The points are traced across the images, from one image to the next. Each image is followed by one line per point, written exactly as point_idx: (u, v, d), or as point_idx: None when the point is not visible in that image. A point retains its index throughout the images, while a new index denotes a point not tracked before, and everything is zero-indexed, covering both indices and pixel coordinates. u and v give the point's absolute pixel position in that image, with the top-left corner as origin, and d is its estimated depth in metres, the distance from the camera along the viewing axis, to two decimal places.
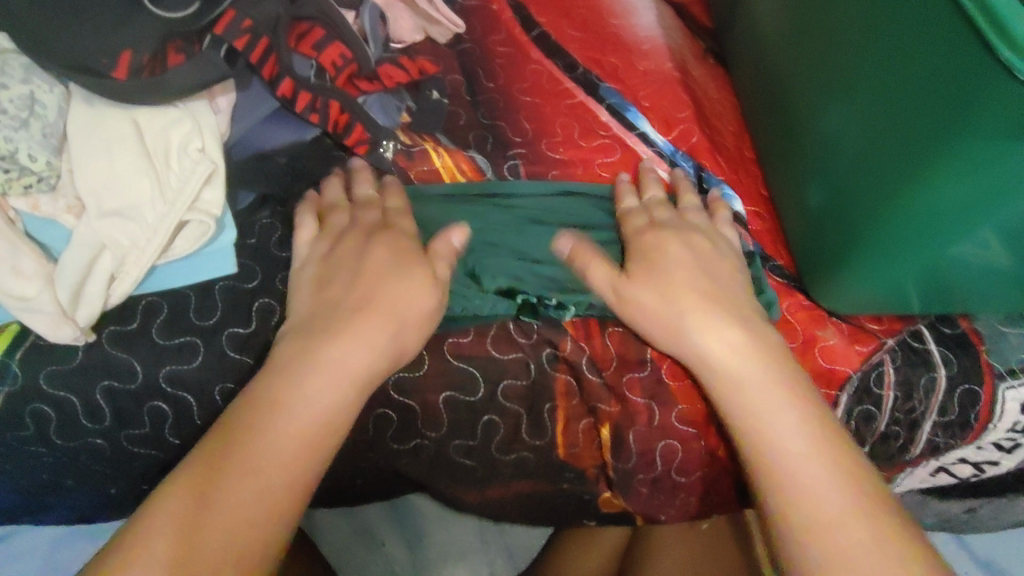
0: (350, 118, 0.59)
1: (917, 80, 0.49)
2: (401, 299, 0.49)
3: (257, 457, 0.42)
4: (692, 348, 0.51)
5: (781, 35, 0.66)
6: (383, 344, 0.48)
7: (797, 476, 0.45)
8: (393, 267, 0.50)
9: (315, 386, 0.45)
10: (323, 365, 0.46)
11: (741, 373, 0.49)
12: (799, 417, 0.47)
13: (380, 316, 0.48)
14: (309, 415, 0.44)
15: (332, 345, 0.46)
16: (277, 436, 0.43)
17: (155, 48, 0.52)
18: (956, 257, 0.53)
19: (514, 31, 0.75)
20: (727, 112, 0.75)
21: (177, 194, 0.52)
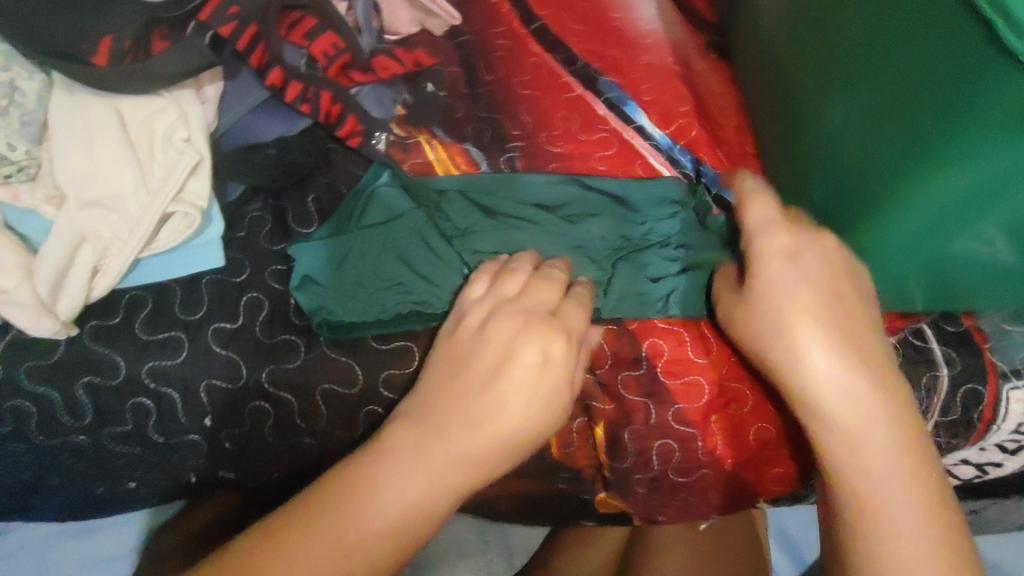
0: (343, 109, 0.58)
1: (920, 71, 0.49)
2: (534, 400, 0.46)
3: (306, 554, 0.41)
4: (832, 398, 0.47)
5: (782, 28, 0.65)
6: (489, 449, 0.44)
7: (880, 514, 0.45)
8: (510, 377, 0.46)
9: (395, 489, 0.43)
10: (424, 470, 0.43)
11: (843, 392, 0.47)
12: (895, 449, 0.46)
13: (477, 419, 0.45)
14: (386, 511, 0.42)
15: (426, 449, 0.44)
16: (344, 529, 0.41)
17: (137, 35, 0.50)
18: (960, 254, 0.52)
19: (512, 24, 0.74)
20: (728, 106, 0.74)
21: (160, 184, 0.50)
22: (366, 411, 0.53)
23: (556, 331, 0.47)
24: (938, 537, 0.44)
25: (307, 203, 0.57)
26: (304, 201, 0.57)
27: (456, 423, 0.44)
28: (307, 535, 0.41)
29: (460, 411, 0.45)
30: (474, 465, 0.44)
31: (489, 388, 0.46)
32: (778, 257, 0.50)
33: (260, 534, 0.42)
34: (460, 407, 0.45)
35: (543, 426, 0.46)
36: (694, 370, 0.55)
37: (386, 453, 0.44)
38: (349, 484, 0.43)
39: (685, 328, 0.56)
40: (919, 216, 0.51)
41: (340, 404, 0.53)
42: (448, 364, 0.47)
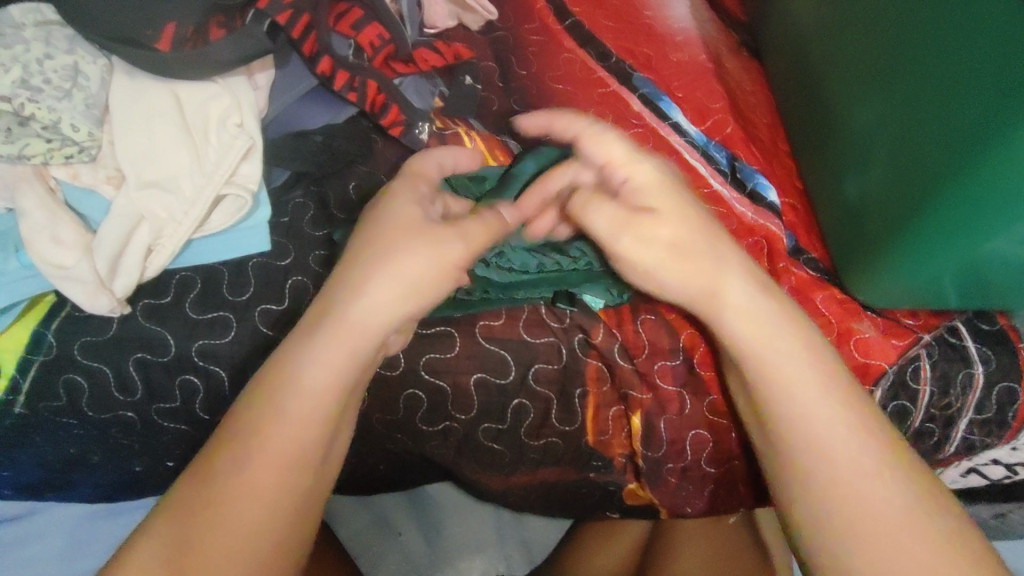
0: (387, 98, 0.59)
1: (969, 63, 0.48)
2: (401, 286, 0.43)
3: (246, 475, 0.40)
4: (764, 352, 0.45)
5: (819, 26, 0.65)
6: (340, 360, 0.41)
7: (843, 489, 0.42)
8: (423, 278, 0.44)
9: (290, 400, 0.40)
10: (292, 386, 0.41)
11: (771, 358, 0.45)
12: (855, 420, 0.44)
13: (363, 322, 0.42)
14: (276, 430, 0.40)
15: (308, 353, 0.41)
16: (264, 447, 0.40)
17: (198, 22, 0.51)
18: (997, 255, 0.52)
19: (547, 20, 0.75)
20: (761, 105, 0.75)
21: (215, 168, 0.52)
22: (409, 393, 0.54)
23: (441, 231, 0.45)
24: (918, 515, 0.41)
25: (351, 191, 0.58)
26: (343, 187, 0.58)
27: (316, 325, 0.42)
28: (232, 473, 0.40)
29: (368, 313, 0.42)
30: (331, 381, 0.41)
31: (352, 319, 0.42)
32: (652, 191, 0.47)
33: (186, 498, 0.40)
34: (318, 332, 0.42)
35: (413, 304, 0.44)
36: None
37: (268, 374, 0.42)
38: (261, 413, 0.40)
39: None
40: (955, 215, 0.51)
41: (382, 385, 0.54)
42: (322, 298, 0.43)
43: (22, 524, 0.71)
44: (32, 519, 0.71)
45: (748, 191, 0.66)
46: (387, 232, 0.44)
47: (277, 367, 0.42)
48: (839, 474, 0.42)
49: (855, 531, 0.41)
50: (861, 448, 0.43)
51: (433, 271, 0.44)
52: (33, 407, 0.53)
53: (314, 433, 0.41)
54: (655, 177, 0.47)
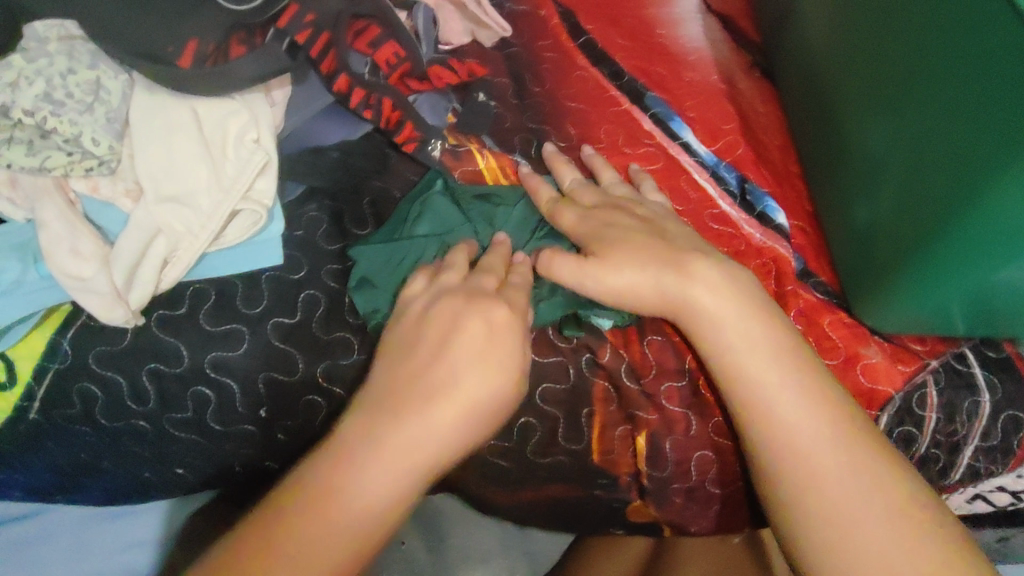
0: (403, 116, 0.59)
1: (980, 91, 0.48)
2: (493, 355, 0.47)
3: (354, 505, 0.43)
4: (741, 370, 0.50)
5: (831, 49, 0.66)
6: (452, 422, 0.45)
7: (816, 495, 0.47)
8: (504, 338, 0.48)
9: (402, 446, 0.44)
10: (409, 435, 0.44)
11: (741, 354, 0.50)
12: (817, 418, 0.48)
13: (467, 385, 0.46)
14: (383, 470, 0.44)
15: (429, 405, 0.45)
16: (370, 480, 0.43)
17: (219, 39, 0.54)
18: (1006, 285, 0.52)
19: (561, 37, 0.76)
20: (772, 125, 0.75)
21: (232, 182, 0.53)
22: None
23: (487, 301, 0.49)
24: (891, 526, 0.46)
25: (363, 206, 0.59)
26: (359, 203, 0.59)
27: (425, 386, 0.46)
28: (331, 506, 0.42)
29: (474, 378, 0.46)
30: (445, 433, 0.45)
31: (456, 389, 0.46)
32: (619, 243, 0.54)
33: (291, 514, 0.42)
34: (420, 385, 0.46)
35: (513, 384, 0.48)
36: None
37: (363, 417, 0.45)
38: (377, 446, 0.44)
39: None
40: (958, 241, 0.51)
41: None
42: (409, 355, 0.47)
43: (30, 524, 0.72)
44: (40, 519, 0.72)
45: (757, 213, 0.66)
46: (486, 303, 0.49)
47: (387, 418, 0.45)
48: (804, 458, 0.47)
49: (832, 538, 0.46)
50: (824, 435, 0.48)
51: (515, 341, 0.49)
52: (48, 414, 0.54)
53: (415, 475, 0.44)
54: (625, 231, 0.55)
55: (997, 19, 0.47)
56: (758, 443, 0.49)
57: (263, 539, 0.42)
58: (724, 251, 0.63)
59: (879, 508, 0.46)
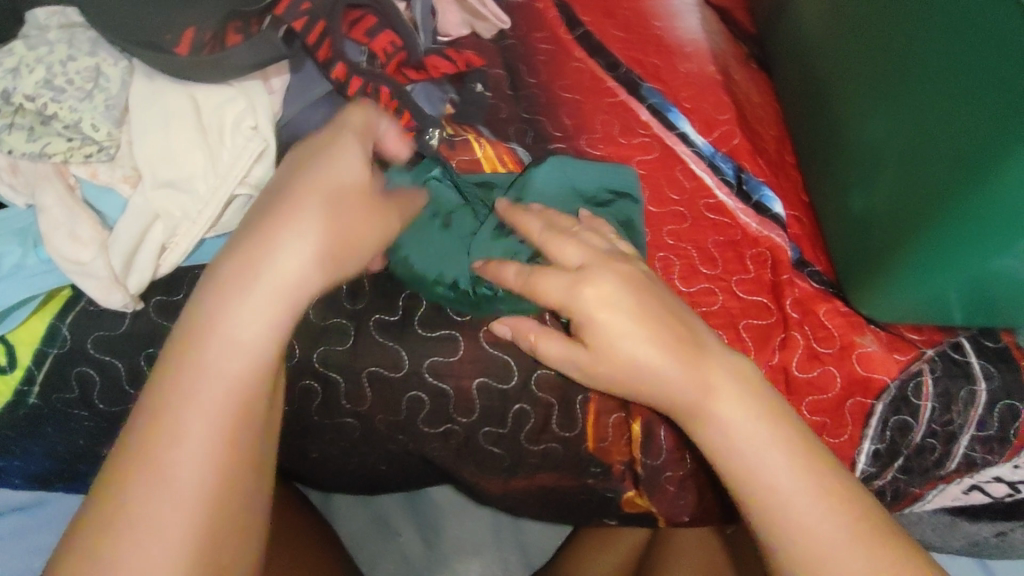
0: (400, 104, 0.59)
1: (976, 78, 0.48)
2: (330, 231, 0.45)
3: (195, 408, 0.42)
4: (711, 406, 0.47)
5: (827, 39, 0.66)
6: (288, 297, 0.44)
7: (776, 502, 0.46)
8: (267, 233, 0.45)
9: (234, 339, 0.43)
10: (230, 325, 0.43)
11: (721, 399, 0.48)
12: (761, 428, 0.47)
13: (250, 269, 0.44)
14: (223, 365, 0.42)
15: (236, 296, 0.43)
16: (214, 376, 0.42)
17: (216, 28, 0.54)
18: (1002, 271, 0.52)
19: (557, 29, 0.76)
20: (768, 116, 0.75)
21: (229, 168, 0.53)
22: (410, 395, 0.55)
23: (343, 173, 0.47)
24: (825, 507, 0.45)
25: None
26: None
27: (250, 265, 0.44)
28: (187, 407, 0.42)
29: (288, 249, 0.44)
30: (257, 323, 0.43)
31: (277, 265, 0.44)
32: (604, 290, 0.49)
33: (136, 436, 0.41)
34: (247, 242, 0.45)
35: (337, 256, 0.46)
36: None
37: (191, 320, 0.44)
38: (208, 350, 0.43)
39: (725, 331, 0.58)
40: (952, 230, 0.51)
41: (387, 387, 0.55)
42: (249, 240, 0.45)
43: (31, 514, 0.72)
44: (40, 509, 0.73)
45: (753, 204, 0.66)
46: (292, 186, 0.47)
47: (216, 314, 0.43)
48: (755, 467, 0.46)
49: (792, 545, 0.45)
50: (767, 437, 0.47)
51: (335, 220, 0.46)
52: (47, 398, 0.55)
53: (272, 344, 0.44)
54: (604, 278, 0.50)
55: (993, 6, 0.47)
56: (728, 465, 0.47)
57: (162, 398, 0.42)
58: (720, 240, 0.64)
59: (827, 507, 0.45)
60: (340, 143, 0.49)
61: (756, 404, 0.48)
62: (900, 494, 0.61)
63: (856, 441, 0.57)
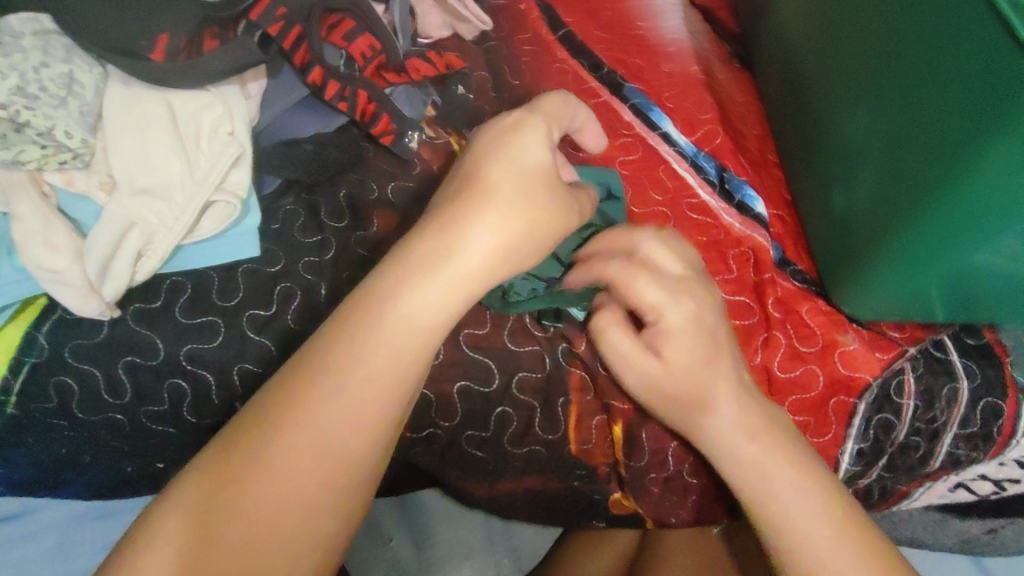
0: (378, 108, 0.59)
1: (950, 68, 0.48)
2: (522, 222, 0.43)
3: (349, 399, 0.40)
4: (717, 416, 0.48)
5: (805, 38, 0.66)
6: (448, 292, 0.42)
7: (778, 519, 0.46)
8: (495, 215, 0.43)
9: (399, 329, 0.41)
10: (391, 312, 0.42)
11: (725, 415, 0.49)
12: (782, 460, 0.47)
13: (464, 262, 0.42)
14: (371, 362, 0.41)
15: (409, 284, 0.42)
16: (355, 373, 0.41)
17: (191, 33, 0.54)
18: (981, 268, 0.52)
19: (541, 30, 0.76)
20: (751, 115, 0.75)
21: (205, 174, 0.53)
22: None
23: (483, 183, 0.44)
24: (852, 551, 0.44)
25: (340, 198, 0.59)
26: (334, 196, 0.59)
27: (469, 260, 0.42)
28: (309, 391, 0.40)
29: (463, 233, 0.43)
30: (426, 314, 0.42)
31: (459, 256, 0.42)
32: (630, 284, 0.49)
33: (260, 409, 0.41)
34: (416, 271, 0.42)
35: (514, 258, 0.44)
36: None
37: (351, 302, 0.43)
38: (348, 337, 0.41)
39: None
40: (934, 222, 0.51)
41: None
42: (436, 221, 0.43)
43: (18, 524, 0.71)
44: (29, 517, 0.72)
45: (736, 203, 0.66)
46: (494, 167, 0.44)
47: (365, 299, 0.42)
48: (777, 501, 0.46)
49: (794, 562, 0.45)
50: (791, 471, 0.47)
51: (521, 199, 0.43)
52: (26, 407, 0.55)
53: (393, 382, 0.41)
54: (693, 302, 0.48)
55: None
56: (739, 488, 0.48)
57: (267, 418, 0.40)
58: (702, 240, 0.64)
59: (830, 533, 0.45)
60: (524, 129, 0.45)
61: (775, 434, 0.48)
62: (887, 492, 0.61)
63: (838, 440, 0.57)
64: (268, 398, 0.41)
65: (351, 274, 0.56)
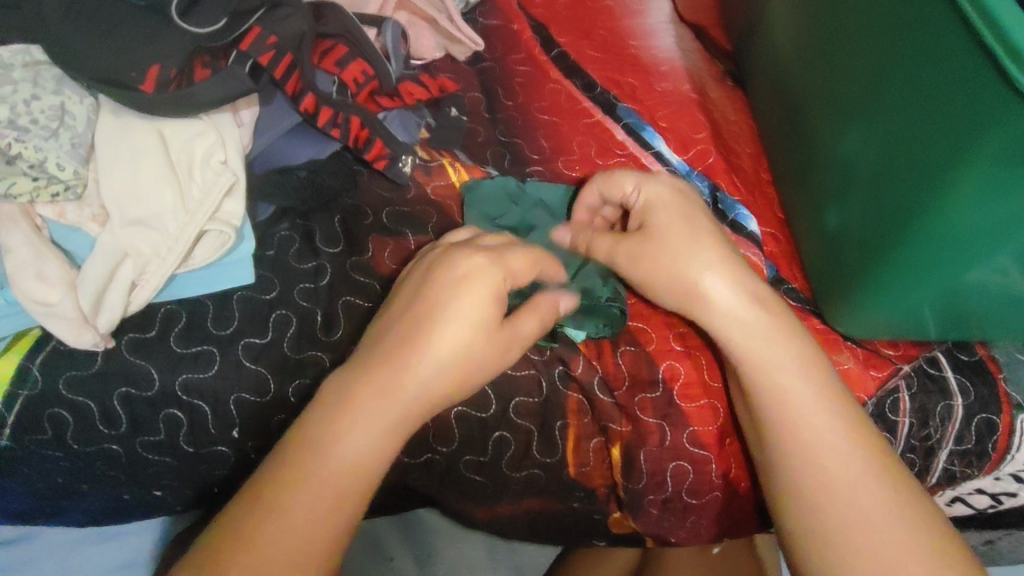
0: (371, 133, 0.60)
1: (933, 91, 0.48)
2: (469, 352, 0.43)
3: (295, 536, 0.38)
4: (771, 357, 0.48)
5: (797, 57, 0.66)
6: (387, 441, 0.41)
7: (814, 464, 0.45)
8: (423, 362, 0.42)
9: (343, 466, 0.40)
10: (336, 449, 0.40)
11: (789, 384, 0.47)
12: (851, 446, 0.46)
13: (399, 405, 0.41)
14: (311, 485, 0.39)
15: (351, 422, 0.41)
16: (301, 506, 0.39)
17: (182, 64, 0.53)
18: (974, 285, 0.52)
19: (534, 51, 0.76)
20: (744, 133, 0.76)
21: (197, 205, 0.53)
22: None
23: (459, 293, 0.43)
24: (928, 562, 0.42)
25: (335, 224, 0.59)
26: (330, 221, 0.59)
27: (409, 397, 0.42)
28: (264, 532, 0.38)
29: (405, 381, 0.42)
30: (364, 450, 0.40)
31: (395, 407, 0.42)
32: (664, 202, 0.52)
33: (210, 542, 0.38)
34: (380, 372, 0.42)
35: (455, 372, 0.43)
36: (708, 394, 0.56)
37: (297, 433, 0.41)
38: (301, 476, 0.39)
39: (700, 352, 0.57)
40: (938, 246, 0.51)
41: None
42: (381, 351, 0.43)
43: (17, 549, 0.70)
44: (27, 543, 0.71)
45: (730, 221, 0.66)
46: (439, 322, 0.43)
47: (303, 441, 0.40)
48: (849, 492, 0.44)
49: (829, 509, 0.44)
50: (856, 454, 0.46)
51: (457, 357, 0.43)
52: (20, 440, 0.54)
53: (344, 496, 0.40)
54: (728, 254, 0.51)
55: (940, 24, 0.47)
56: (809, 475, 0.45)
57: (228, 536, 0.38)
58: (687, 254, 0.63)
59: (868, 477, 0.45)
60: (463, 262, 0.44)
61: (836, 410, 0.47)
62: None
63: None
64: (234, 535, 0.38)
65: (347, 300, 0.56)
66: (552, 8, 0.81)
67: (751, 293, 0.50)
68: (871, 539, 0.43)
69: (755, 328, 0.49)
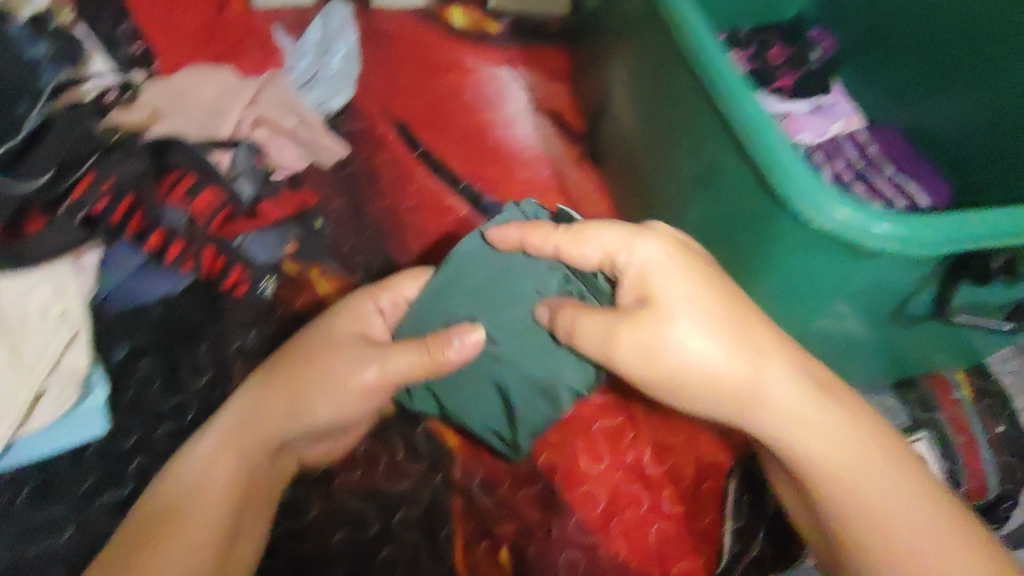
0: (228, 261, 0.60)
1: (727, 184, 0.55)
2: (344, 408, 0.50)
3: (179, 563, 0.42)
4: (693, 333, 0.45)
5: (636, 136, 0.71)
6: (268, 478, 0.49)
7: (808, 457, 0.45)
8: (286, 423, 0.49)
9: (201, 498, 0.45)
10: (193, 493, 0.45)
11: (732, 363, 0.45)
12: (828, 410, 0.45)
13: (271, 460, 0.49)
14: (189, 518, 0.44)
15: (216, 460, 0.46)
16: (161, 564, 0.41)
17: (7, 219, 0.52)
18: (819, 332, 0.58)
19: (398, 151, 0.79)
20: (602, 209, 0.80)
21: (33, 363, 0.50)
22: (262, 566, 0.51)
23: (360, 347, 0.51)
24: (915, 503, 0.43)
25: (200, 356, 0.58)
26: (195, 352, 0.58)
27: (263, 442, 0.48)
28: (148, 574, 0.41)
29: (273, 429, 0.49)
30: (224, 487, 0.45)
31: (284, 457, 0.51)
32: (664, 268, 0.46)
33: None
34: (265, 398, 0.49)
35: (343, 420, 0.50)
36: (586, 480, 0.59)
37: (177, 472, 0.46)
38: (174, 509, 0.44)
39: (575, 440, 0.60)
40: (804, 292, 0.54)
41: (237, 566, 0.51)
42: (276, 373, 0.50)
43: None
44: None
45: None
46: (325, 374, 0.50)
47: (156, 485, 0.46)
48: (829, 460, 0.44)
49: (841, 487, 0.44)
50: (825, 420, 0.45)
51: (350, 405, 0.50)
52: None
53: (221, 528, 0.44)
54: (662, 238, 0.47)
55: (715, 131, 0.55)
56: (789, 451, 0.46)
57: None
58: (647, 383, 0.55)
59: (885, 461, 0.44)
60: (347, 313, 0.53)
61: (796, 376, 0.46)
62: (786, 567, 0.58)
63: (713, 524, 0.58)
64: None
65: None
66: (412, 107, 0.85)
67: (680, 256, 0.47)
68: (862, 506, 0.43)
69: (693, 318, 0.45)
